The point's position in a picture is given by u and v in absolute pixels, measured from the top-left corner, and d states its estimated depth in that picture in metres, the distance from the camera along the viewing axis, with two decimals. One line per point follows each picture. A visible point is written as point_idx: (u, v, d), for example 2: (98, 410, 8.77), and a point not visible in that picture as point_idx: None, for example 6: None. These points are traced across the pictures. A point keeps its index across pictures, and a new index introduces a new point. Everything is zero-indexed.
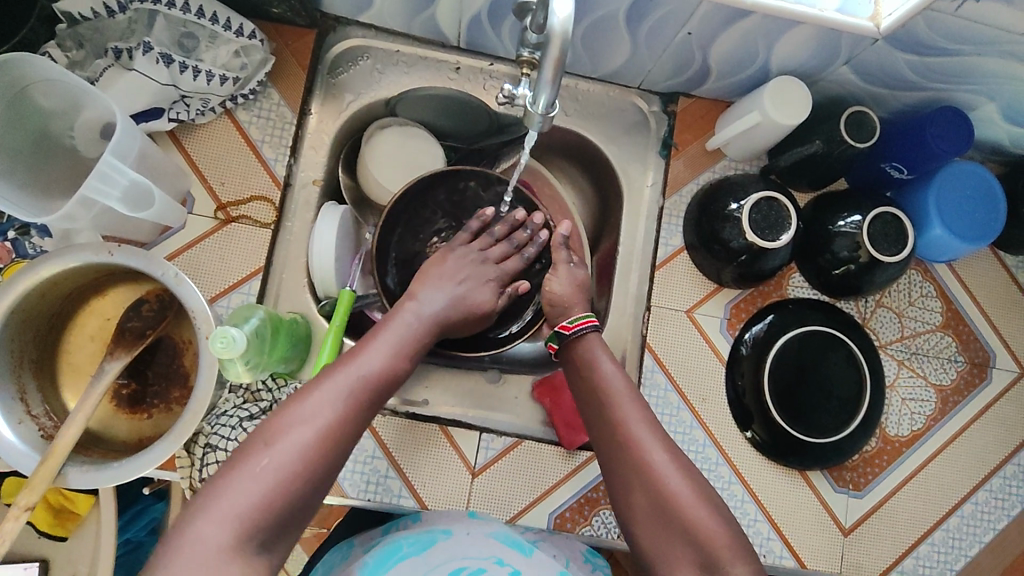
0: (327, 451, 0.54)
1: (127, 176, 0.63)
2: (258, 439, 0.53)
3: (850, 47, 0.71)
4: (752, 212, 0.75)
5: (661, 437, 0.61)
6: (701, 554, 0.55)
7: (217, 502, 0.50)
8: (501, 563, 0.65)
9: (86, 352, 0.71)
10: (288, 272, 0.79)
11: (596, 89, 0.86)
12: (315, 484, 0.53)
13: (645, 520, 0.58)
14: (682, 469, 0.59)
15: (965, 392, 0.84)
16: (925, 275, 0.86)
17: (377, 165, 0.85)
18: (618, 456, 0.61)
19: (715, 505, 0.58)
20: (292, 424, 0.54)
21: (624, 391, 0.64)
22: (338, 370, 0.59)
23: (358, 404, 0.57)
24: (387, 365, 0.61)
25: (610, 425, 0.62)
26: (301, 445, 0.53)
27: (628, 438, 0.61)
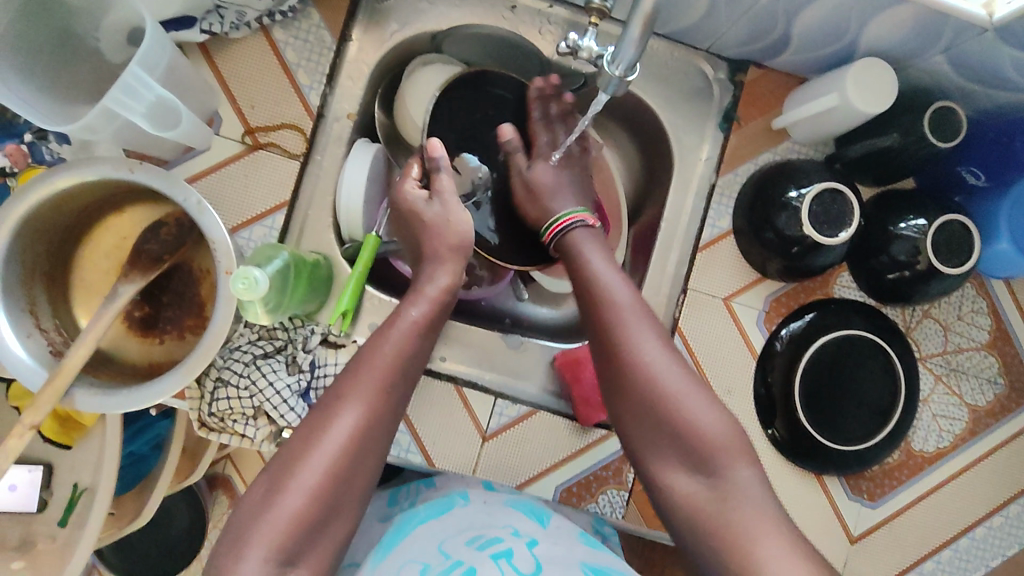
0: (342, 488, 0.53)
1: (153, 91, 0.58)
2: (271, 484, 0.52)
3: (954, 35, 0.64)
4: (813, 204, 0.70)
5: (658, 337, 0.60)
6: (693, 452, 0.55)
7: (250, 537, 0.50)
8: (518, 533, 0.59)
9: (101, 268, 0.69)
10: (314, 208, 0.74)
11: (660, 47, 0.79)
12: (334, 519, 0.53)
13: (641, 425, 0.58)
14: (678, 368, 0.58)
15: (999, 416, 0.81)
16: (979, 289, 0.81)
17: (416, 104, 0.80)
18: (611, 354, 0.60)
19: (711, 404, 0.57)
20: (303, 469, 0.52)
21: (625, 293, 0.62)
22: (345, 396, 0.55)
23: (367, 428, 0.55)
24: (389, 381, 0.57)
25: (605, 321, 0.61)
26: (315, 481, 0.52)
27: (623, 341, 0.59)
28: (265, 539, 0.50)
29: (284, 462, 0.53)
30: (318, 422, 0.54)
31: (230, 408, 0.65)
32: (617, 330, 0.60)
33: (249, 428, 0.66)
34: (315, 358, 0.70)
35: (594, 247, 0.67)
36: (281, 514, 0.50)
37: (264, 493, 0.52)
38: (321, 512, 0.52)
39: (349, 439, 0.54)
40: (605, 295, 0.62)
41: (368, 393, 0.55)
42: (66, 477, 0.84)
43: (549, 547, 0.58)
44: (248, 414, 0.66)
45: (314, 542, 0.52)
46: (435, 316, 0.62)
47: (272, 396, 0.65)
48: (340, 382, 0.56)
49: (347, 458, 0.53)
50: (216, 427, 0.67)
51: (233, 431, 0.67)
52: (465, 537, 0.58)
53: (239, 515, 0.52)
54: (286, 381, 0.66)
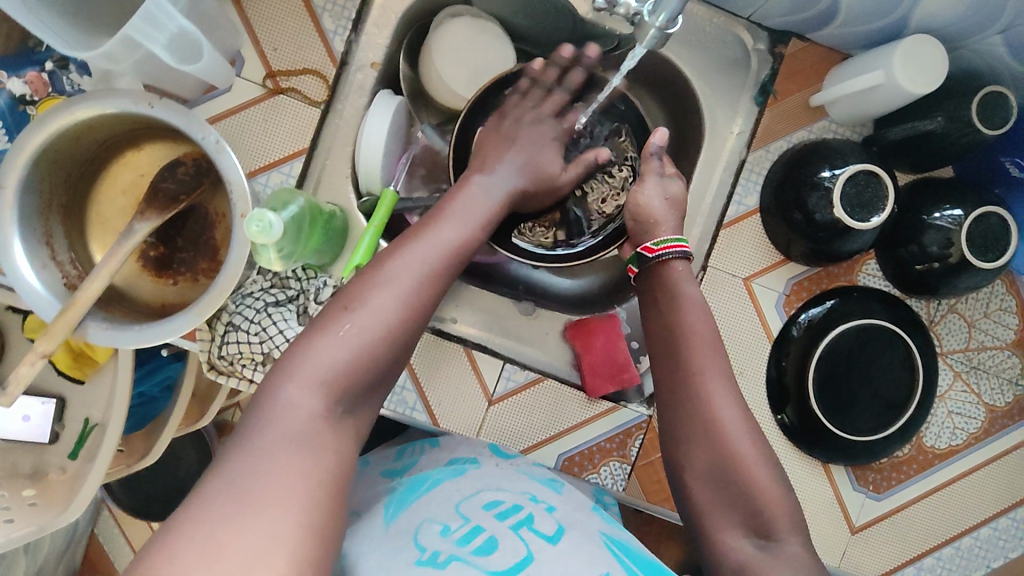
0: (404, 335, 0.55)
1: (174, 22, 0.56)
2: (331, 320, 0.53)
3: (1014, 15, 0.60)
4: (846, 185, 0.67)
5: (737, 400, 0.60)
6: (755, 516, 0.56)
7: (309, 363, 0.51)
8: (536, 499, 0.59)
9: (117, 205, 0.68)
10: (333, 158, 0.72)
11: (699, 12, 0.76)
12: (387, 365, 0.54)
13: (703, 480, 0.58)
14: (754, 434, 0.59)
15: (1016, 418, 0.79)
16: (1010, 288, 0.79)
17: (440, 55, 0.77)
18: (688, 405, 0.60)
19: (777, 471, 0.58)
20: (369, 304, 0.53)
21: (710, 344, 0.62)
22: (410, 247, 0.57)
23: (430, 284, 0.56)
24: (454, 251, 0.59)
25: (686, 371, 0.61)
26: (376, 323, 0.53)
27: (707, 398, 0.59)
28: (321, 371, 0.51)
29: (345, 302, 0.54)
30: (383, 268, 0.56)
31: (240, 353, 0.65)
32: (695, 384, 0.60)
33: (257, 374, 0.65)
34: None
35: (687, 282, 0.65)
36: (343, 348, 0.52)
37: (324, 326, 0.53)
38: (379, 357, 0.53)
39: (413, 288, 0.55)
40: (689, 345, 0.61)
41: (434, 250, 0.57)
42: (80, 410, 0.86)
43: (568, 515, 0.57)
44: (257, 361, 0.65)
45: (367, 381, 0.53)
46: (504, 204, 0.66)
47: (282, 344, 0.65)
48: (408, 237, 0.58)
49: (408, 305, 0.55)
50: (225, 371, 0.67)
51: (242, 376, 0.67)
52: (482, 501, 0.58)
53: (292, 348, 0.53)
54: (296, 330, 0.66)
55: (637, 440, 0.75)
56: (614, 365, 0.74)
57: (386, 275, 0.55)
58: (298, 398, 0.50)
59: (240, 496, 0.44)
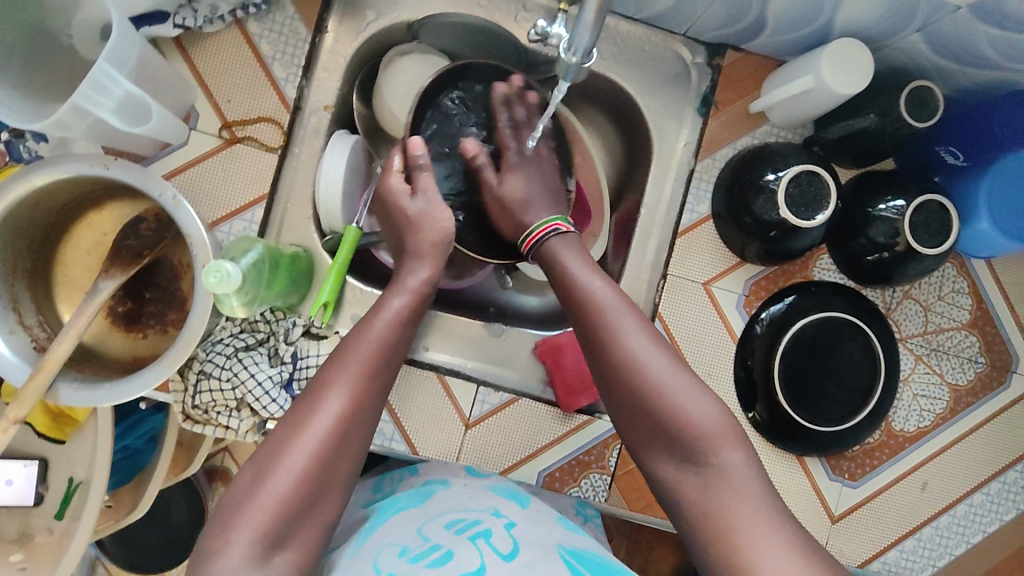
0: (337, 461, 0.55)
1: (120, 85, 0.58)
2: (255, 473, 0.53)
3: (927, 14, 0.63)
4: (790, 186, 0.70)
5: (650, 334, 0.58)
6: (689, 443, 0.55)
7: (240, 512, 0.51)
8: (498, 514, 0.61)
9: (82, 265, 0.69)
10: (294, 202, 0.75)
11: (637, 32, 0.79)
12: (325, 495, 0.54)
13: (637, 422, 0.58)
14: (672, 361, 0.57)
15: (980, 394, 0.81)
16: (960, 269, 0.81)
17: (391, 93, 0.80)
18: (602, 356, 0.59)
19: (705, 392, 0.57)
20: (298, 435, 0.54)
21: (609, 295, 0.60)
22: (329, 384, 0.56)
23: (349, 419, 0.55)
24: (375, 367, 0.58)
25: (595, 320, 0.59)
26: (303, 457, 0.53)
27: (617, 343, 0.58)
28: (251, 519, 0.51)
29: (267, 452, 0.54)
30: (303, 411, 0.55)
31: (214, 400, 0.66)
32: (607, 333, 0.58)
33: (232, 420, 0.67)
34: (297, 350, 0.70)
35: (573, 250, 0.65)
36: (265, 504, 0.51)
37: (248, 484, 0.52)
38: (306, 499, 0.53)
39: (327, 431, 0.54)
40: (591, 299, 0.60)
41: (348, 386, 0.56)
42: (63, 470, 0.85)
43: (527, 529, 0.59)
44: (231, 406, 0.67)
45: (302, 519, 0.53)
46: (414, 310, 0.63)
47: (255, 388, 0.66)
48: (323, 376, 0.57)
49: (328, 447, 0.54)
50: (201, 420, 0.68)
51: (218, 423, 0.68)
52: (444, 520, 0.59)
53: (226, 498, 0.53)
54: (268, 372, 0.67)
55: (614, 450, 0.76)
56: (585, 378, 0.76)
57: (305, 423, 0.54)
58: (231, 551, 0.50)
59: None
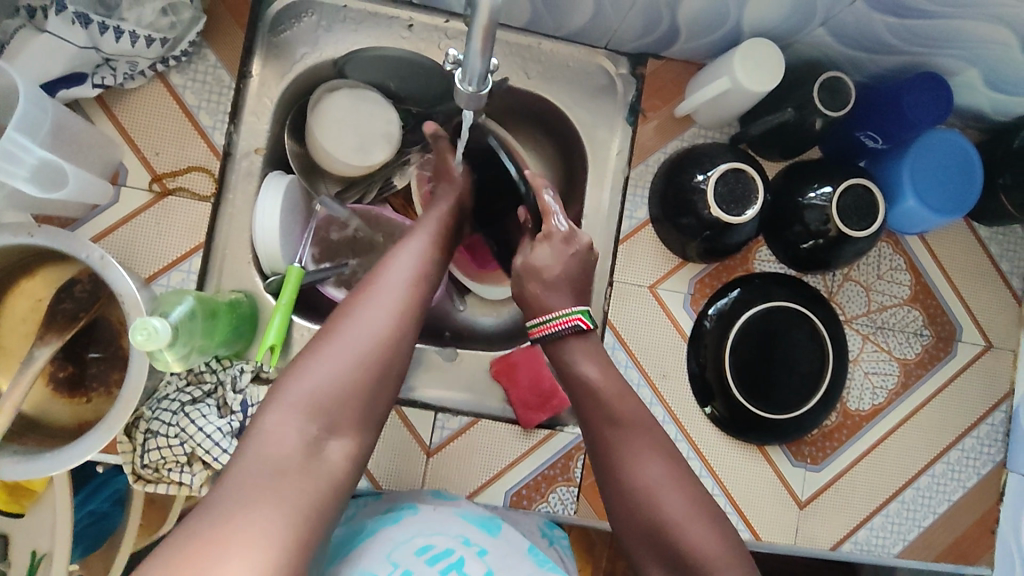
0: (385, 360, 0.58)
1: (33, 154, 0.58)
2: (296, 365, 0.55)
3: (826, 8, 0.66)
4: (718, 185, 0.72)
5: (663, 460, 0.61)
6: (692, 575, 0.56)
7: (291, 391, 0.54)
8: (469, 542, 0.61)
9: (17, 334, 0.68)
10: (232, 248, 0.74)
11: (560, 49, 0.81)
12: (372, 389, 0.56)
13: (645, 547, 0.59)
14: (682, 490, 0.60)
15: (929, 366, 0.83)
16: (896, 247, 0.84)
17: (323, 129, 0.80)
18: (616, 480, 0.61)
19: (711, 522, 0.59)
20: (348, 332, 0.57)
21: (626, 414, 0.64)
22: (374, 287, 0.60)
23: (404, 311, 0.60)
24: (420, 277, 0.63)
25: (610, 445, 0.63)
26: (352, 354, 0.56)
27: (630, 465, 0.61)
28: (299, 403, 0.53)
29: (315, 345, 0.57)
30: (351, 312, 0.59)
31: (163, 458, 0.65)
32: (621, 456, 0.62)
33: (183, 475, 0.65)
34: (247, 398, 0.68)
35: (587, 360, 0.67)
36: (318, 390, 0.54)
37: (298, 368, 0.55)
38: (356, 395, 0.55)
39: (377, 333, 0.58)
40: (614, 415, 0.64)
41: (399, 289, 0.61)
42: (24, 544, 0.83)
43: (499, 559, 0.60)
44: (182, 462, 0.65)
45: (351, 408, 0.55)
46: (441, 234, 0.69)
47: (204, 441, 0.64)
48: (363, 287, 0.61)
49: (381, 343, 0.57)
50: (153, 479, 0.67)
51: (170, 480, 0.66)
52: (414, 545, 0.59)
53: (279, 381, 0.55)
54: (216, 424, 0.66)
55: (578, 460, 0.76)
56: (542, 394, 0.77)
57: (354, 321, 0.58)
58: (283, 432, 0.51)
59: (218, 523, 0.45)
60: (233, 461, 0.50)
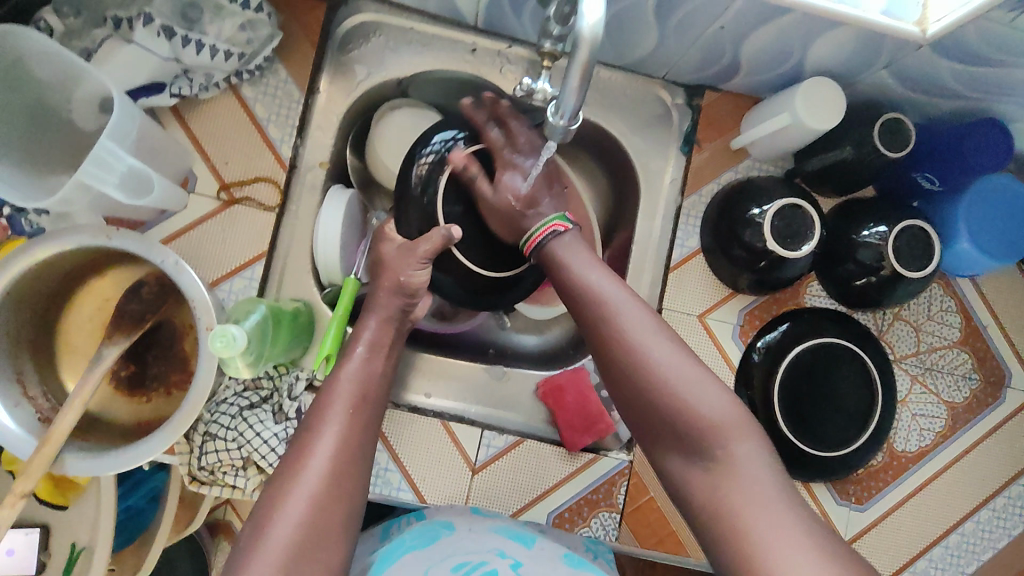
0: (339, 498, 0.56)
1: (124, 162, 0.60)
2: (252, 531, 0.53)
3: (892, 52, 0.66)
4: (775, 219, 0.72)
5: (660, 333, 0.58)
6: (697, 440, 0.54)
7: (254, 556, 0.51)
8: (503, 556, 0.61)
9: (85, 332, 0.70)
10: (292, 257, 0.76)
11: (618, 77, 0.82)
12: (333, 532, 0.55)
13: (649, 422, 0.57)
14: (679, 357, 0.56)
15: (977, 411, 0.83)
16: (947, 289, 0.83)
17: (384, 146, 0.81)
18: (613, 358, 0.58)
19: (715, 387, 0.55)
20: (298, 477, 0.56)
21: (621, 299, 0.60)
22: (319, 427, 0.59)
23: (348, 445, 0.59)
24: (359, 402, 0.62)
25: (602, 325, 0.59)
26: (305, 501, 0.54)
27: (626, 343, 0.58)
28: (269, 565, 0.51)
29: (264, 508, 0.55)
30: (294, 462, 0.57)
31: (220, 461, 0.66)
32: (616, 337, 0.58)
33: (239, 479, 0.67)
34: (302, 405, 0.71)
35: (574, 250, 0.65)
36: (272, 554, 0.51)
37: (248, 537, 0.53)
38: (314, 541, 0.53)
39: (324, 468, 0.56)
40: (602, 298, 0.60)
41: (339, 429, 0.59)
42: (64, 537, 0.81)
43: (533, 569, 0.60)
44: (237, 466, 0.67)
45: (316, 559, 0.53)
46: (383, 344, 0.67)
47: (261, 446, 0.67)
48: (308, 422, 0.60)
49: (326, 489, 0.56)
50: (207, 481, 0.68)
51: (224, 483, 0.68)
52: (451, 562, 0.60)
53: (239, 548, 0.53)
54: (273, 430, 0.68)
55: (622, 487, 0.77)
56: (588, 417, 0.77)
57: (301, 469, 0.56)
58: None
59: None
60: None
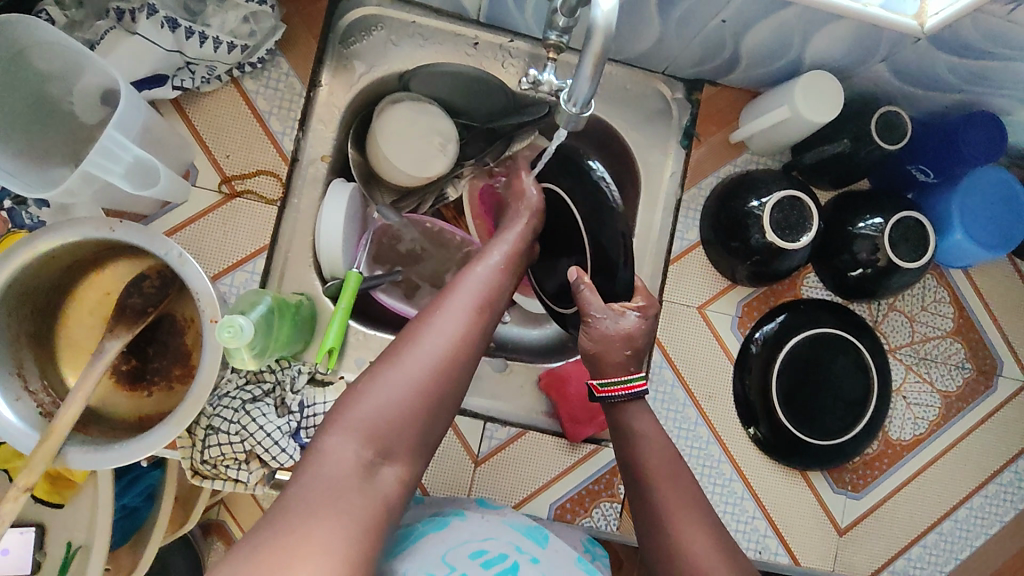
0: (448, 377, 0.57)
1: (131, 152, 0.60)
2: (358, 390, 0.54)
3: (890, 46, 0.67)
4: (774, 212, 0.73)
5: (711, 534, 0.59)
6: None
7: (356, 409, 0.53)
8: (520, 549, 0.60)
9: (85, 326, 0.69)
10: (294, 250, 0.76)
11: (620, 72, 0.83)
12: (430, 411, 0.55)
13: None
14: (730, 567, 0.57)
15: (970, 399, 0.84)
16: (940, 280, 0.85)
17: (385, 140, 0.81)
18: (664, 549, 0.59)
19: None
20: (417, 346, 0.57)
21: (678, 489, 0.62)
22: (435, 313, 0.60)
23: (465, 336, 0.59)
24: (481, 305, 0.62)
25: (654, 514, 0.61)
26: (414, 373, 0.55)
27: (676, 532, 0.59)
28: (363, 424, 0.52)
29: (373, 369, 0.56)
30: (413, 330, 0.58)
31: (222, 454, 0.66)
32: (670, 525, 0.60)
33: (241, 473, 0.67)
34: (304, 398, 0.71)
35: (643, 427, 0.66)
36: (373, 414, 0.53)
37: (356, 394, 0.54)
38: (414, 412, 0.54)
39: (442, 346, 0.57)
40: (651, 470, 0.63)
41: (460, 319, 0.60)
42: (60, 535, 0.80)
43: (551, 566, 0.59)
44: (240, 459, 0.67)
45: (407, 431, 0.54)
46: (513, 262, 0.69)
47: (264, 439, 0.66)
48: (437, 300, 0.62)
49: (436, 370, 0.56)
50: (209, 475, 0.68)
51: (226, 477, 0.68)
52: (468, 550, 0.58)
53: (341, 399, 0.55)
54: (276, 423, 0.67)
55: (623, 477, 0.78)
56: (590, 408, 0.77)
57: (413, 344, 0.57)
58: (339, 458, 0.50)
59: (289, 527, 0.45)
60: (298, 475, 0.50)
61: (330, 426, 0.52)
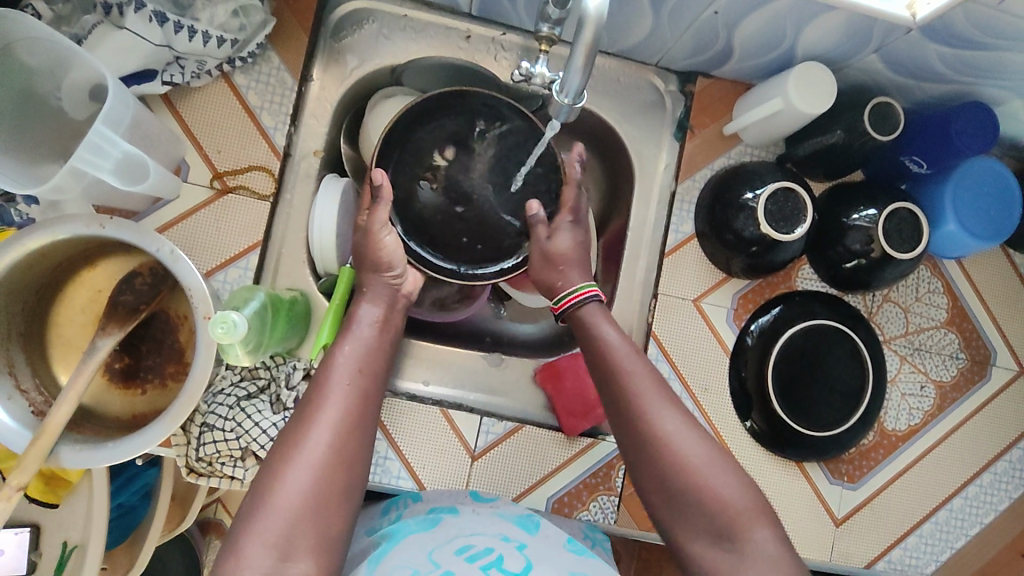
0: (340, 468, 0.57)
1: (118, 148, 0.60)
2: (251, 504, 0.54)
3: (882, 36, 0.67)
4: (768, 203, 0.73)
5: (678, 409, 0.62)
6: (714, 520, 0.57)
7: (263, 512, 0.53)
8: (507, 539, 0.62)
9: (77, 324, 0.69)
10: (287, 246, 0.76)
11: (612, 65, 0.83)
12: (331, 505, 0.55)
13: (659, 495, 0.60)
14: (699, 438, 0.60)
15: (964, 389, 0.85)
16: (934, 270, 0.85)
17: (379, 135, 0.81)
18: (631, 430, 0.62)
19: (731, 468, 0.59)
20: (302, 444, 0.56)
21: (646, 373, 0.64)
22: (320, 400, 0.59)
23: (346, 422, 0.59)
24: (361, 389, 0.61)
25: (622, 398, 0.63)
26: (309, 472, 0.55)
27: (645, 412, 0.61)
28: (272, 532, 0.52)
29: (267, 476, 0.55)
30: (296, 430, 0.57)
31: (218, 452, 0.66)
32: (640, 406, 0.62)
33: (237, 470, 0.67)
34: (299, 394, 0.70)
35: (602, 320, 0.68)
36: (275, 521, 0.53)
37: (250, 506, 0.54)
38: (317, 509, 0.54)
39: (329, 439, 0.57)
40: (626, 377, 0.64)
41: (340, 403, 0.59)
42: (56, 537, 0.79)
43: (537, 551, 0.61)
44: (236, 457, 0.67)
45: (308, 531, 0.53)
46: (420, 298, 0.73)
47: (259, 436, 0.66)
48: (309, 393, 0.60)
49: (328, 457, 0.56)
50: (205, 472, 0.68)
51: (222, 474, 0.67)
52: (454, 547, 0.60)
53: (241, 513, 0.54)
54: (271, 420, 0.67)
55: (619, 470, 0.78)
56: (587, 402, 0.77)
57: (298, 443, 0.56)
58: (246, 570, 0.50)
59: None
60: None
61: (239, 537, 0.52)
